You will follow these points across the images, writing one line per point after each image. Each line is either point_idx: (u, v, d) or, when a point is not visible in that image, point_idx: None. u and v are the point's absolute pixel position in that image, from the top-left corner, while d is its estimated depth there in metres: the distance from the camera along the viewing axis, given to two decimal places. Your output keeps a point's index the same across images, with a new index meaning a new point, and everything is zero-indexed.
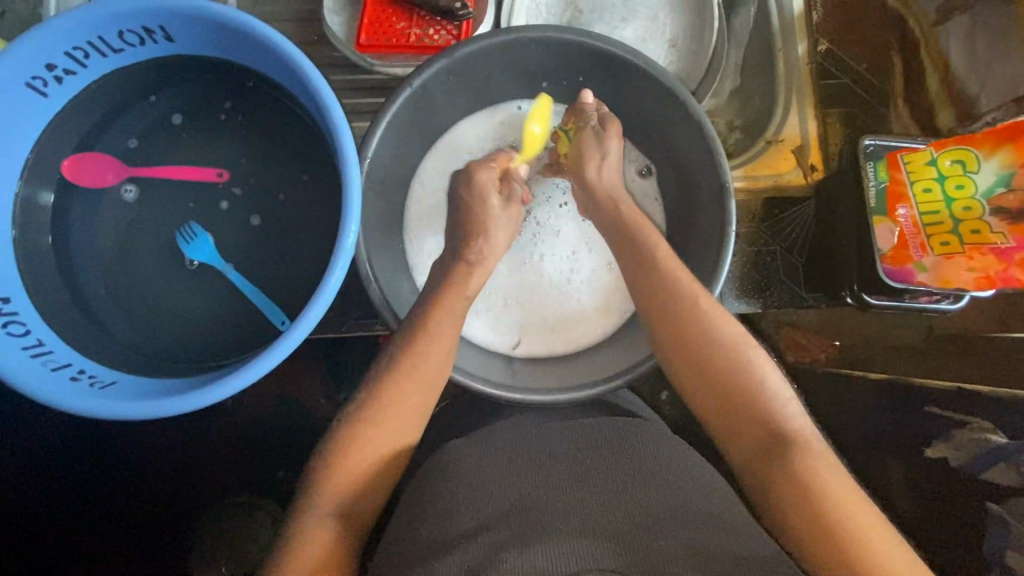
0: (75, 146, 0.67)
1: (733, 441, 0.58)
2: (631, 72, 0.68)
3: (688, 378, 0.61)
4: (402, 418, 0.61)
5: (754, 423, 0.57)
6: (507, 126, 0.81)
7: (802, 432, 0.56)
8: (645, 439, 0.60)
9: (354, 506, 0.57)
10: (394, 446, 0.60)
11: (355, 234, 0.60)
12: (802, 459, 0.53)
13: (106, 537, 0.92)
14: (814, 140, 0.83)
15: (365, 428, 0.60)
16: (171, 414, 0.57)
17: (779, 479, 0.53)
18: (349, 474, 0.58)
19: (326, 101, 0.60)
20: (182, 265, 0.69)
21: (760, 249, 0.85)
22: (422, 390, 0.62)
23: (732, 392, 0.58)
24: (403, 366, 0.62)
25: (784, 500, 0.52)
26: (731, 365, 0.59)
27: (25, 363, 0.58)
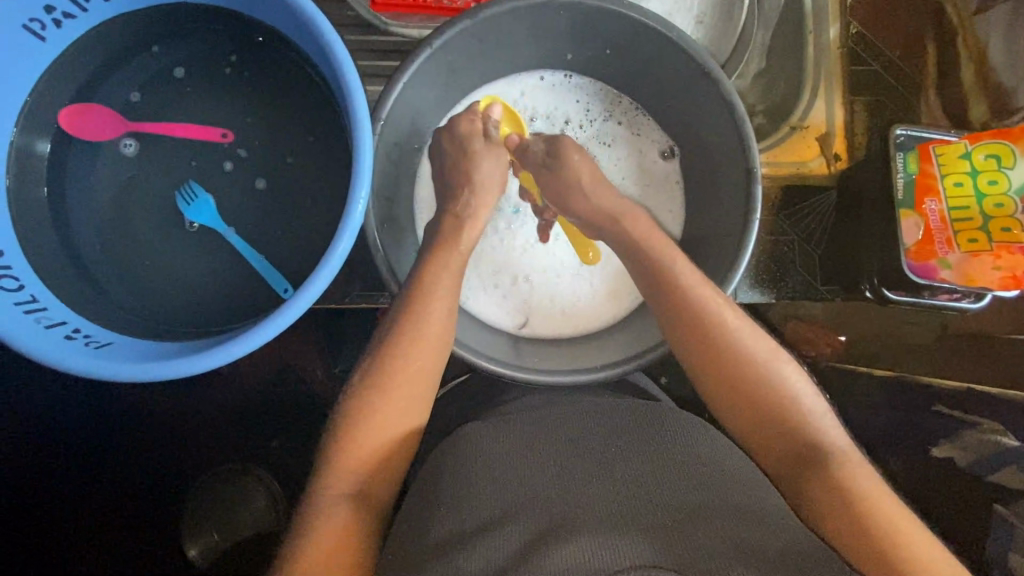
0: (74, 96, 0.64)
1: (765, 449, 0.58)
2: (660, 45, 0.65)
3: (721, 388, 0.59)
4: (409, 393, 0.60)
5: (790, 432, 0.57)
6: (527, 97, 0.77)
7: (838, 443, 0.56)
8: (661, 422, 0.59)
9: (370, 486, 0.57)
10: (407, 424, 0.59)
11: (364, 203, 0.57)
12: (839, 468, 0.53)
13: (102, 502, 0.92)
14: (840, 128, 0.81)
15: (375, 404, 0.58)
16: (169, 378, 0.55)
17: (816, 486, 0.53)
18: (360, 450, 0.57)
19: (339, 58, 0.57)
20: (182, 227, 0.66)
21: (778, 238, 0.82)
22: (429, 362, 0.61)
23: (767, 402, 0.58)
24: (410, 341, 0.60)
25: (824, 507, 0.51)
26: (768, 375, 0.58)
27: (20, 320, 0.55)
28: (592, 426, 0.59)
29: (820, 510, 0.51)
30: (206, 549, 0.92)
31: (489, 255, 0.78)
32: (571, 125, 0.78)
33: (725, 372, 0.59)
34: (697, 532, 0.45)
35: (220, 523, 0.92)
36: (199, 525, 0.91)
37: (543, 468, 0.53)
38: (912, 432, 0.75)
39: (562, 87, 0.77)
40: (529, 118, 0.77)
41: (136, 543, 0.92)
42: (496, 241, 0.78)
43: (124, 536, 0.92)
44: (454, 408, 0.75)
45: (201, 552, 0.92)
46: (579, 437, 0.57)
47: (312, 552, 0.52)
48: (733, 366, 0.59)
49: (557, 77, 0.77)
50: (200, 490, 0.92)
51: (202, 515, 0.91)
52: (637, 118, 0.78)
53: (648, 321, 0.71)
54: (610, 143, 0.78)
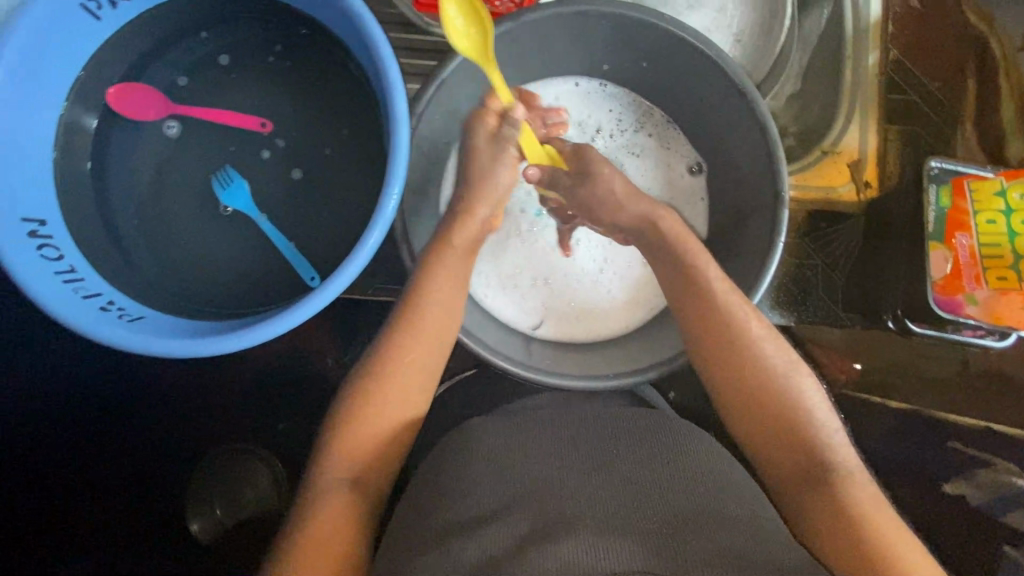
0: (122, 76, 0.66)
1: (774, 468, 0.58)
2: (698, 63, 0.66)
3: (734, 395, 0.60)
4: (416, 381, 0.61)
5: (802, 446, 0.57)
6: (562, 103, 0.77)
7: (847, 464, 0.56)
8: (662, 429, 0.60)
9: (366, 471, 0.58)
10: (404, 412, 0.60)
11: (396, 199, 0.58)
12: (846, 493, 0.53)
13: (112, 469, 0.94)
14: (873, 156, 0.80)
15: (375, 393, 0.59)
16: (196, 355, 0.57)
17: (823, 510, 0.53)
18: (365, 435, 0.58)
19: (382, 54, 0.59)
20: (216, 211, 0.68)
21: (802, 262, 0.83)
22: (433, 353, 0.62)
23: (780, 414, 0.58)
24: (411, 331, 0.61)
25: (822, 524, 0.52)
26: (784, 387, 0.59)
27: (59, 288, 0.57)
28: (594, 431, 0.59)
29: (825, 533, 0.52)
30: (208, 525, 0.93)
31: (511, 256, 0.78)
32: (602, 133, 0.78)
33: (740, 385, 0.59)
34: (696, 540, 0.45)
35: (223, 499, 0.92)
36: (204, 502, 0.93)
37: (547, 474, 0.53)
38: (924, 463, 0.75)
39: (596, 96, 0.78)
40: (560, 123, 0.77)
41: (141, 515, 0.94)
42: (518, 244, 0.78)
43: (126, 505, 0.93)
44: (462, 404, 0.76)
45: (203, 527, 0.92)
46: (582, 440, 0.58)
47: (311, 538, 0.53)
48: (749, 380, 0.59)
49: (592, 85, 0.77)
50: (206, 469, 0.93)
51: (206, 494, 0.92)
52: (668, 132, 0.78)
53: (664, 335, 0.71)
54: (640, 152, 0.78)
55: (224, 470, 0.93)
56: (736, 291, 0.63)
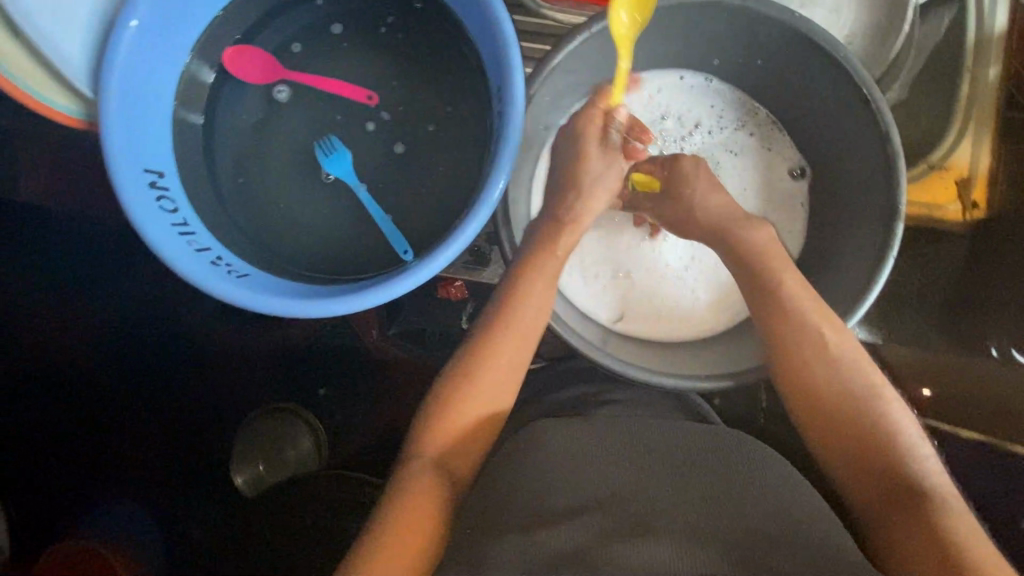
0: (240, 37, 0.68)
1: (859, 492, 0.55)
2: (819, 64, 0.64)
3: (813, 410, 0.58)
4: (506, 377, 0.62)
5: (886, 467, 0.54)
6: (663, 95, 0.76)
7: (939, 487, 0.53)
8: (739, 445, 0.58)
9: (453, 457, 0.60)
10: (495, 406, 0.62)
11: (504, 182, 0.58)
12: (942, 523, 0.50)
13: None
14: (984, 175, 0.75)
15: (467, 383, 0.61)
16: (299, 316, 0.59)
17: (914, 540, 0.50)
18: (455, 425, 0.60)
19: (505, 32, 0.58)
20: (318, 177, 0.69)
21: (898, 279, 0.83)
22: (522, 350, 0.63)
23: (858, 432, 0.56)
24: (503, 328, 0.63)
25: (911, 549, 0.49)
26: (866, 403, 0.56)
27: (175, 240, 0.60)
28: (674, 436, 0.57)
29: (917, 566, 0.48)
30: (251, 480, 0.96)
31: (595, 246, 0.77)
32: (701, 129, 0.76)
33: (818, 399, 0.58)
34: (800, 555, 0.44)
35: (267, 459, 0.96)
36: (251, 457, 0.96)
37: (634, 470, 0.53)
38: None
39: (700, 91, 0.76)
40: (660, 116, 0.76)
41: (201, 463, 0.98)
42: (603, 237, 0.77)
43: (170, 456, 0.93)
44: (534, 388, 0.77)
45: (248, 481, 0.96)
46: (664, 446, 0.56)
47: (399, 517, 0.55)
48: (829, 396, 0.58)
49: (696, 79, 0.76)
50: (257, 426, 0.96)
51: (255, 449, 0.96)
52: (771, 133, 0.76)
53: (747, 342, 0.69)
54: (740, 151, 0.76)
55: (269, 427, 0.96)
56: (818, 301, 0.61)
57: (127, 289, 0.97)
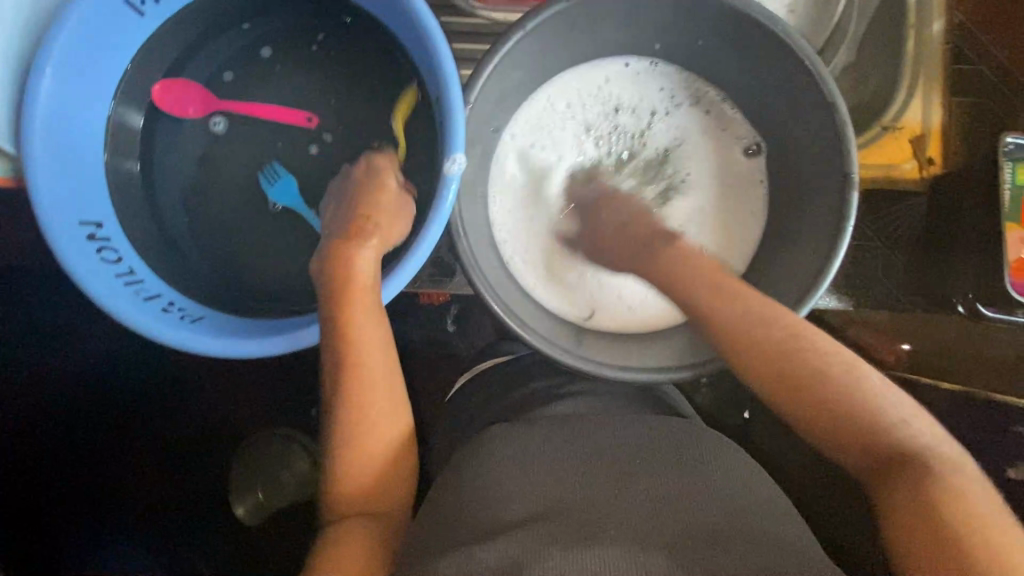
0: (166, 72, 0.65)
1: (845, 456, 0.52)
2: (759, 38, 0.63)
3: (782, 382, 0.54)
4: (382, 401, 0.57)
5: (867, 430, 0.51)
6: (612, 84, 0.75)
7: (922, 442, 0.51)
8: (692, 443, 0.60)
9: (374, 489, 0.56)
10: (383, 434, 0.56)
11: (454, 194, 0.57)
12: (930, 476, 0.48)
13: (140, 462, 0.92)
14: (937, 131, 0.76)
15: (353, 412, 0.55)
16: (259, 355, 0.57)
17: (903, 501, 0.47)
18: (356, 469, 0.55)
19: (434, 39, 0.56)
20: (265, 208, 0.67)
21: (859, 245, 0.80)
22: (383, 365, 0.57)
23: (835, 397, 0.52)
24: (355, 357, 0.56)
25: (903, 515, 0.47)
26: (836, 368, 0.54)
27: (122, 291, 0.57)
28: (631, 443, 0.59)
29: (907, 531, 0.46)
30: (251, 509, 0.92)
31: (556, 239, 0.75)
32: (656, 115, 0.76)
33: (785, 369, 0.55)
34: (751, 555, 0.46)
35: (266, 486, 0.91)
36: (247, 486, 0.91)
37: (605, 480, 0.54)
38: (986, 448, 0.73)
39: (647, 76, 0.75)
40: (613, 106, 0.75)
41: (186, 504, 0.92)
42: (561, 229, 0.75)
43: (155, 497, 0.92)
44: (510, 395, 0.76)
45: (249, 511, 0.91)
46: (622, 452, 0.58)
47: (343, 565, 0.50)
48: (794, 363, 0.54)
49: (643, 65, 0.74)
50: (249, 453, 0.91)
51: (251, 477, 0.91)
52: (723, 111, 0.75)
53: None
54: (693, 134, 0.76)
55: (264, 454, 0.91)
56: None
57: None
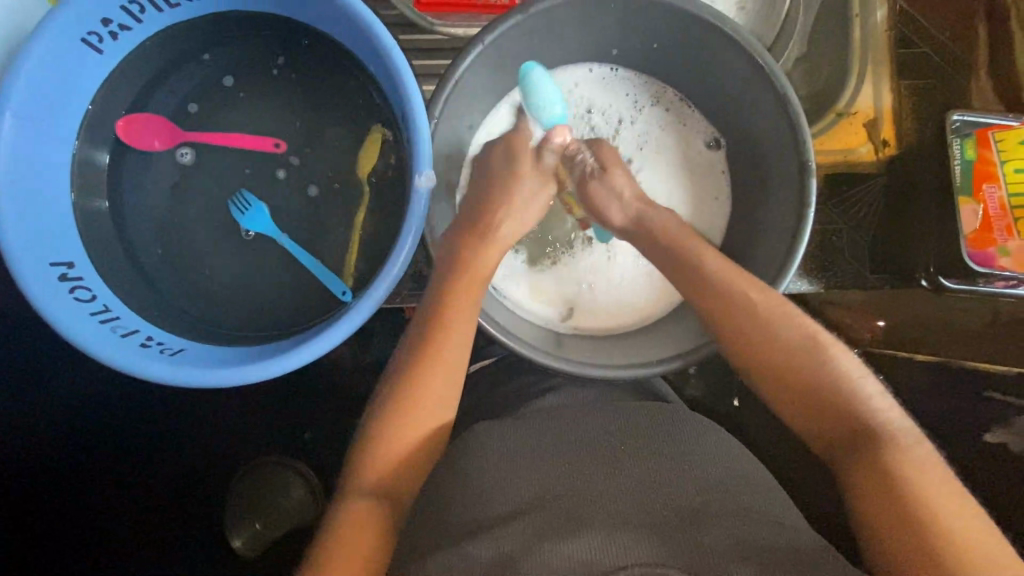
0: (128, 107, 0.65)
1: (818, 436, 0.55)
2: (710, 35, 0.65)
3: (758, 370, 0.59)
4: (431, 403, 0.61)
5: (834, 415, 0.54)
6: (583, 89, 0.77)
7: (889, 425, 0.52)
8: (679, 431, 0.61)
9: (395, 482, 0.59)
10: (411, 437, 0.60)
11: (425, 204, 0.58)
12: (892, 453, 0.49)
13: (132, 499, 0.91)
14: (889, 113, 0.79)
15: (405, 402, 0.60)
16: (240, 383, 0.57)
17: (865, 472, 0.50)
18: (377, 472, 0.58)
19: (393, 60, 0.57)
20: (237, 235, 0.67)
21: (825, 228, 0.82)
22: (431, 371, 0.61)
23: (804, 384, 0.56)
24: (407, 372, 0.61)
25: (867, 495, 0.49)
26: (805, 355, 0.57)
27: (97, 330, 0.57)
28: (618, 433, 0.60)
29: (867, 500, 0.48)
30: (251, 540, 0.92)
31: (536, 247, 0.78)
32: (630, 116, 0.78)
33: (760, 355, 0.59)
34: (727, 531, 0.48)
35: (266, 516, 0.91)
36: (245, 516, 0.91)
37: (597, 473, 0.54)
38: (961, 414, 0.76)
39: (610, 79, 0.77)
40: (585, 111, 0.77)
41: (181, 540, 0.92)
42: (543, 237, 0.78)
43: (148, 534, 0.91)
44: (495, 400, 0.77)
45: (247, 543, 0.91)
46: (612, 442, 0.59)
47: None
48: (767, 349, 0.58)
49: (603, 69, 0.77)
50: (244, 483, 0.91)
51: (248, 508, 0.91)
52: (682, 109, 0.78)
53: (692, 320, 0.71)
54: (658, 136, 0.78)
55: (262, 481, 0.91)
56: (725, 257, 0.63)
57: None
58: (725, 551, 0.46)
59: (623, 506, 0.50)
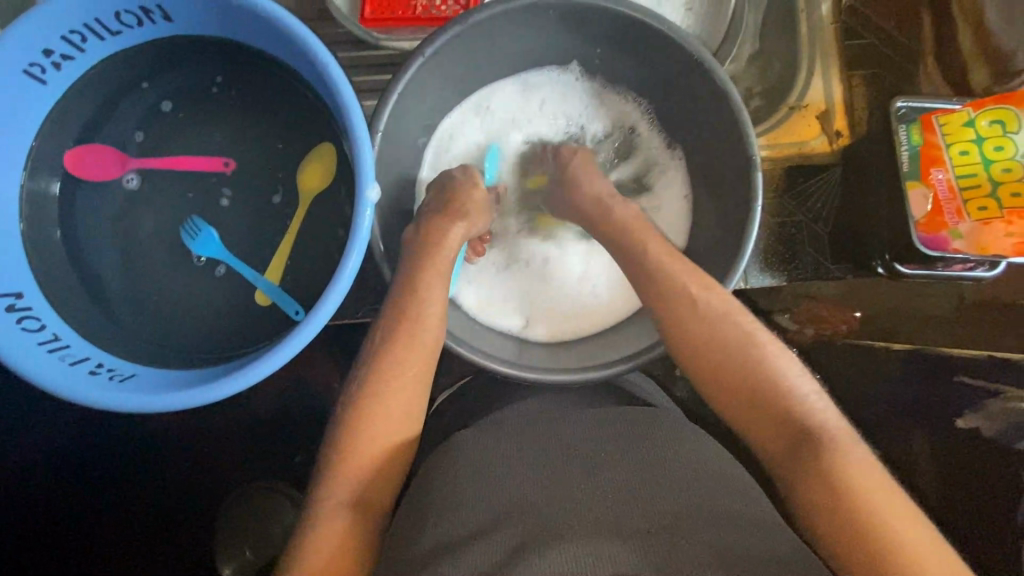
0: (76, 137, 0.64)
1: (760, 435, 0.55)
2: (648, 37, 0.66)
3: (712, 375, 0.59)
4: (397, 413, 0.59)
5: (765, 421, 0.55)
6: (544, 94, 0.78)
7: (829, 427, 0.53)
8: (648, 434, 0.60)
9: (366, 492, 0.57)
10: (375, 449, 0.58)
11: (371, 217, 0.57)
12: (828, 453, 0.50)
13: (110, 531, 0.90)
14: (840, 105, 0.81)
15: (367, 409, 0.59)
16: (187, 406, 0.56)
17: (807, 475, 0.50)
18: (343, 489, 0.56)
19: (331, 75, 0.57)
20: (189, 262, 0.67)
21: (783, 220, 0.83)
22: (389, 382, 0.60)
23: (744, 388, 0.56)
24: (369, 388, 0.59)
25: (809, 498, 0.49)
26: (749, 361, 0.57)
27: (44, 360, 0.57)
28: (582, 439, 0.60)
29: (809, 499, 0.49)
30: (239, 567, 0.89)
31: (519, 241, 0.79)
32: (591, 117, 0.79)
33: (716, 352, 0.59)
34: (686, 535, 0.47)
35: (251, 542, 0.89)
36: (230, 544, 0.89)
37: (557, 482, 0.54)
38: (938, 401, 0.74)
39: (571, 88, 0.78)
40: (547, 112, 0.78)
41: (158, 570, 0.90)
42: (522, 223, 0.80)
43: (123, 564, 0.90)
44: (465, 410, 0.77)
45: (236, 570, 0.88)
46: (575, 450, 0.58)
47: None
48: (724, 348, 0.58)
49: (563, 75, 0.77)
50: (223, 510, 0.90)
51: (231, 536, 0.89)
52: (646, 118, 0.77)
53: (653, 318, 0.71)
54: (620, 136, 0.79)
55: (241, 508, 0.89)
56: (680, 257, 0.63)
57: (17, 419, 0.88)
58: (684, 555, 0.45)
59: (582, 515, 0.50)
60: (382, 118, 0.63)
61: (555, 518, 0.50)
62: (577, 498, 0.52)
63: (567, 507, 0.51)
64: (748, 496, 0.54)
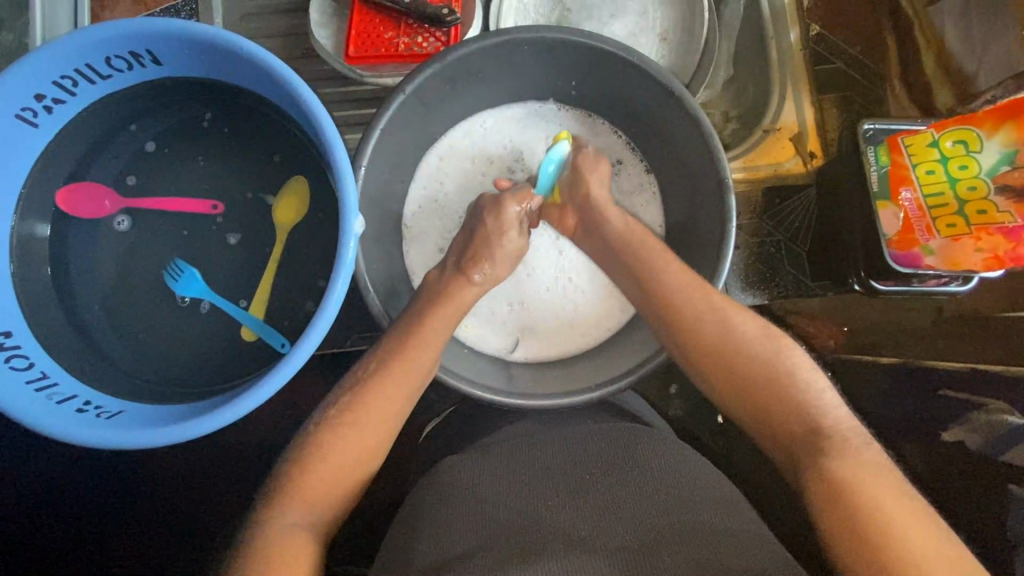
0: (65, 177, 0.66)
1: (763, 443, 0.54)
2: (623, 68, 0.68)
3: None
4: (370, 440, 0.59)
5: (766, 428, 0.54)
6: (529, 125, 0.81)
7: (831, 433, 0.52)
8: (632, 453, 0.60)
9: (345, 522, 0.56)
10: (349, 476, 0.57)
11: (355, 247, 0.58)
12: (829, 460, 0.49)
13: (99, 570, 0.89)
14: (811, 127, 0.83)
15: (343, 436, 0.58)
16: (172, 443, 0.56)
17: (808, 480, 0.49)
18: (305, 506, 0.54)
19: (311, 109, 0.58)
20: (175, 301, 0.68)
21: (763, 239, 0.87)
22: (370, 409, 0.59)
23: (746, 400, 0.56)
24: (349, 416, 0.59)
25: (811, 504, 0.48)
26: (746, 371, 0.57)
27: (32, 398, 0.57)
28: (568, 462, 0.60)
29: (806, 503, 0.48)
30: None
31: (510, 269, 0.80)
32: None
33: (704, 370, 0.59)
34: (669, 557, 0.47)
35: None
36: None
37: (542, 508, 0.54)
38: (923, 415, 0.75)
39: (558, 120, 0.81)
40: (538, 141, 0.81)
41: None
42: None
43: None
44: (456, 435, 0.77)
45: None
46: (560, 473, 0.58)
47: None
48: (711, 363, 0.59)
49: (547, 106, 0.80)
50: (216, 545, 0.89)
51: None
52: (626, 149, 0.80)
53: (637, 339, 0.72)
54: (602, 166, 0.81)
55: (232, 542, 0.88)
56: (662, 279, 0.64)
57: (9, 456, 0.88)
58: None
59: (565, 539, 0.50)
60: (365, 151, 0.65)
61: (538, 543, 0.49)
62: (563, 524, 0.52)
63: (551, 533, 0.51)
64: (735, 515, 0.54)
